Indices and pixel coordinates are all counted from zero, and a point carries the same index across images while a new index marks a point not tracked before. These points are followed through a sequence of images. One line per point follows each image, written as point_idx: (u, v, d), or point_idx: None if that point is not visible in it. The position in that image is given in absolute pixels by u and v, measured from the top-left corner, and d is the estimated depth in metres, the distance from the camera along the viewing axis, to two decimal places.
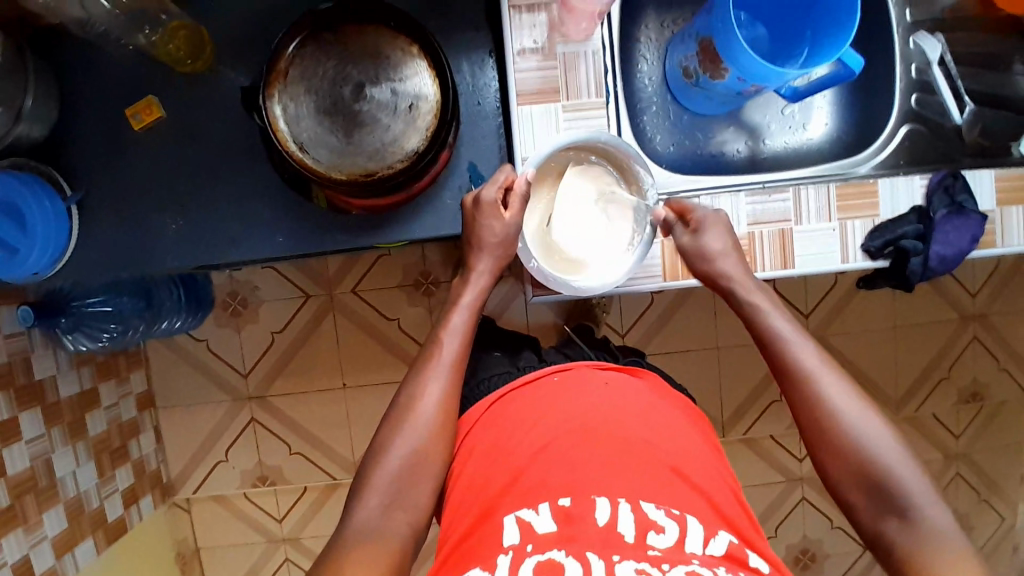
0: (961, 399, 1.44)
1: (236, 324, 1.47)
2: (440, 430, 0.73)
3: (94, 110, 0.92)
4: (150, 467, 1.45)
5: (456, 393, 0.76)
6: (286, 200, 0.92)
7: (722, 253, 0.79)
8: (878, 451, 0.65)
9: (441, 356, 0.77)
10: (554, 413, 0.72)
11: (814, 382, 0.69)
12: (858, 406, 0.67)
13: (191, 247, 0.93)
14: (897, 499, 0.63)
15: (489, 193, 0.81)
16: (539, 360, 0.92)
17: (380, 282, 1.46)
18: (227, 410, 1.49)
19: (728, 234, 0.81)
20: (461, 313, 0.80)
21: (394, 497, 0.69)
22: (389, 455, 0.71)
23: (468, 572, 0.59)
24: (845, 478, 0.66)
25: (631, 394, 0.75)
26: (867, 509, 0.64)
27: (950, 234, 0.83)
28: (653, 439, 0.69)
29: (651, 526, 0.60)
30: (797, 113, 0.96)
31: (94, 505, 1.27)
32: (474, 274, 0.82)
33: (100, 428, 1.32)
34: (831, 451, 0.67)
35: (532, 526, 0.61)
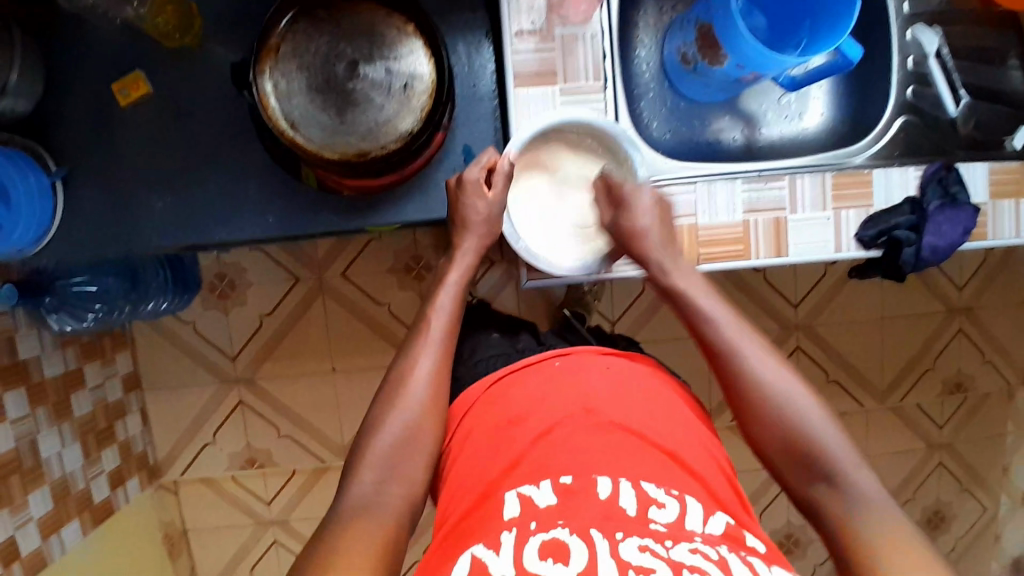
0: (945, 390, 1.45)
1: (223, 306, 1.45)
2: (432, 406, 0.74)
3: (80, 84, 0.89)
4: (136, 449, 1.44)
5: (445, 370, 0.77)
6: (278, 180, 0.91)
7: (648, 226, 0.79)
8: (804, 415, 0.67)
9: (430, 333, 0.78)
10: (550, 400, 0.72)
11: (737, 350, 0.71)
12: (780, 375, 0.69)
13: (180, 225, 0.91)
14: (826, 466, 0.65)
15: (471, 173, 0.82)
16: (539, 343, 0.92)
17: (372, 266, 1.45)
18: (215, 392, 1.48)
19: (653, 199, 0.81)
20: (448, 291, 0.82)
21: (387, 470, 0.69)
22: (383, 432, 0.71)
23: (472, 549, 0.58)
24: (773, 445, 0.68)
25: (630, 378, 0.76)
26: (797, 475, 0.66)
27: (942, 225, 0.83)
28: (650, 423, 0.70)
29: (652, 503, 0.61)
30: (794, 102, 0.96)
31: (80, 486, 1.26)
32: (460, 255, 0.84)
33: (86, 409, 1.30)
34: (756, 416, 0.69)
35: (533, 502, 0.61)
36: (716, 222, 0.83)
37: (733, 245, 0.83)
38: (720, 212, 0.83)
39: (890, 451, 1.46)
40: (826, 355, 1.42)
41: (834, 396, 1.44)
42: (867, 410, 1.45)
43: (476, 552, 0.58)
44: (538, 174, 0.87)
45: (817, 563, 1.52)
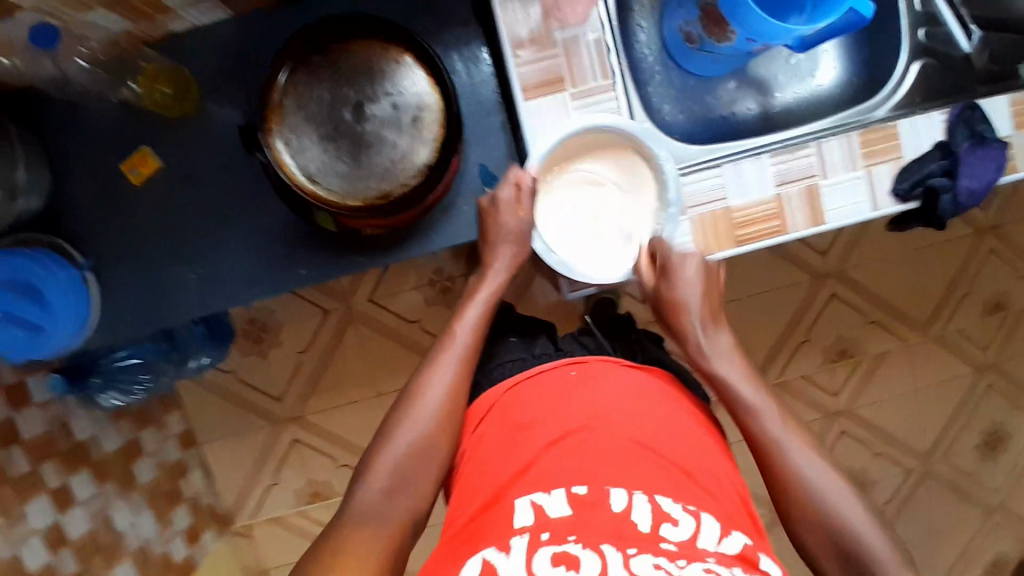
0: (985, 311, 1.45)
1: (260, 350, 1.47)
2: (445, 420, 0.73)
3: (89, 172, 0.89)
4: (204, 502, 1.46)
5: (463, 380, 0.76)
6: (302, 231, 0.90)
7: (691, 299, 0.79)
8: (826, 496, 0.67)
9: (454, 348, 0.77)
10: (568, 409, 0.70)
11: (759, 422, 0.72)
12: (801, 452, 0.70)
13: (215, 294, 0.91)
14: (868, 567, 0.63)
15: (505, 194, 0.81)
16: (557, 347, 0.86)
17: (396, 285, 1.45)
18: (268, 435, 1.49)
19: (702, 270, 0.80)
20: (476, 309, 0.81)
21: (396, 482, 0.69)
22: (396, 441, 0.71)
23: (481, 552, 0.57)
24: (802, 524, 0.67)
25: (651, 393, 0.73)
26: (839, 572, 0.65)
27: (975, 166, 0.81)
28: (669, 439, 0.68)
29: (666, 518, 0.59)
30: (804, 61, 0.94)
31: (157, 551, 1.28)
32: (489, 270, 0.83)
33: (149, 475, 1.32)
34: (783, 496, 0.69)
35: (545, 509, 0.59)
36: (749, 201, 0.82)
37: (770, 221, 0.82)
38: (752, 191, 0.82)
39: (939, 380, 1.45)
40: (861, 297, 1.42)
41: (875, 336, 1.43)
42: (911, 344, 1.44)
43: (487, 556, 0.57)
44: (560, 188, 0.85)
45: (882, 503, 1.48)
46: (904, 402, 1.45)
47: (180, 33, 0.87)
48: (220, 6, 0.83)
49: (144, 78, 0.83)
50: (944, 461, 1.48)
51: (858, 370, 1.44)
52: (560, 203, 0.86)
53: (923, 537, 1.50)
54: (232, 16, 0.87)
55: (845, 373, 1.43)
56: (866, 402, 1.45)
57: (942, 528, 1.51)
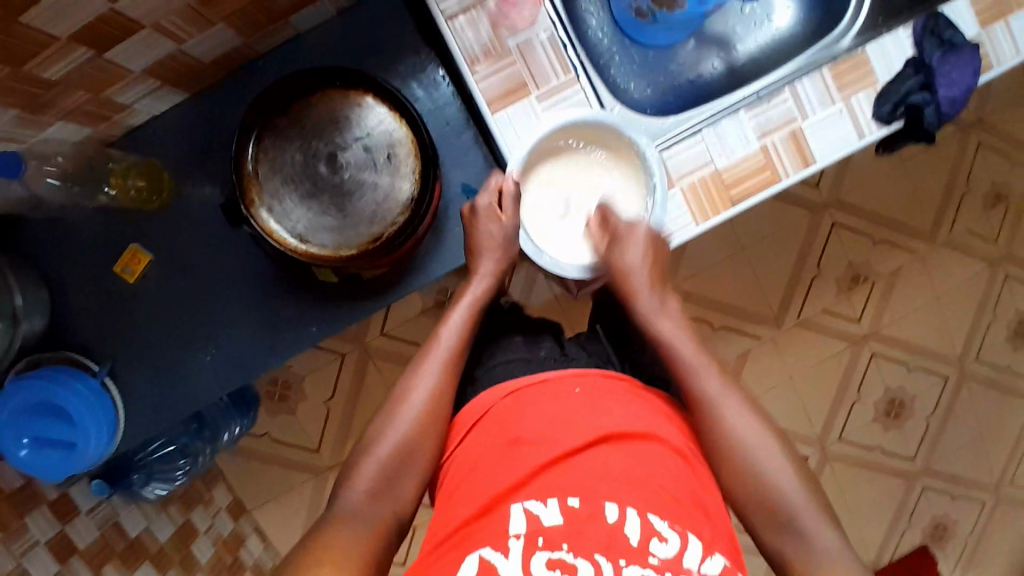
0: (987, 205, 1.44)
1: (289, 407, 1.48)
2: (432, 421, 0.72)
3: (84, 280, 0.89)
4: (268, 566, 1.43)
5: (449, 388, 0.74)
6: (304, 289, 0.90)
7: (638, 268, 0.79)
8: (774, 479, 0.69)
9: (439, 347, 0.77)
10: (572, 424, 0.66)
11: (719, 407, 0.72)
12: (757, 436, 0.71)
13: (235, 369, 0.91)
14: (790, 521, 0.67)
15: (482, 200, 0.80)
16: (562, 351, 0.83)
17: (405, 314, 1.46)
18: (314, 487, 1.49)
19: (649, 242, 0.80)
20: (458, 313, 0.79)
21: (381, 484, 0.69)
22: (384, 443, 0.70)
23: (478, 552, 0.57)
24: (746, 498, 0.69)
25: (648, 409, 0.70)
26: (768, 529, 0.68)
27: (951, 73, 0.80)
28: (667, 457, 0.65)
29: (657, 534, 0.58)
30: (757, 8, 0.94)
31: None
32: (477, 277, 0.81)
33: (208, 552, 1.27)
34: (730, 472, 0.70)
35: (540, 518, 0.58)
36: (735, 158, 0.81)
37: (761, 174, 0.81)
38: (736, 147, 0.81)
39: (957, 283, 1.45)
40: (863, 219, 1.42)
41: (885, 254, 1.43)
42: (922, 254, 1.44)
43: (483, 554, 0.57)
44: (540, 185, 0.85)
45: (928, 416, 1.49)
46: (928, 313, 1.45)
47: (139, 127, 0.87)
48: (173, 89, 0.83)
49: (116, 167, 0.84)
50: (979, 361, 1.49)
51: (876, 292, 1.44)
52: (542, 200, 0.85)
53: (974, 441, 1.51)
54: (186, 96, 0.87)
55: (864, 297, 1.43)
56: (890, 321, 1.45)
57: (992, 427, 1.51)
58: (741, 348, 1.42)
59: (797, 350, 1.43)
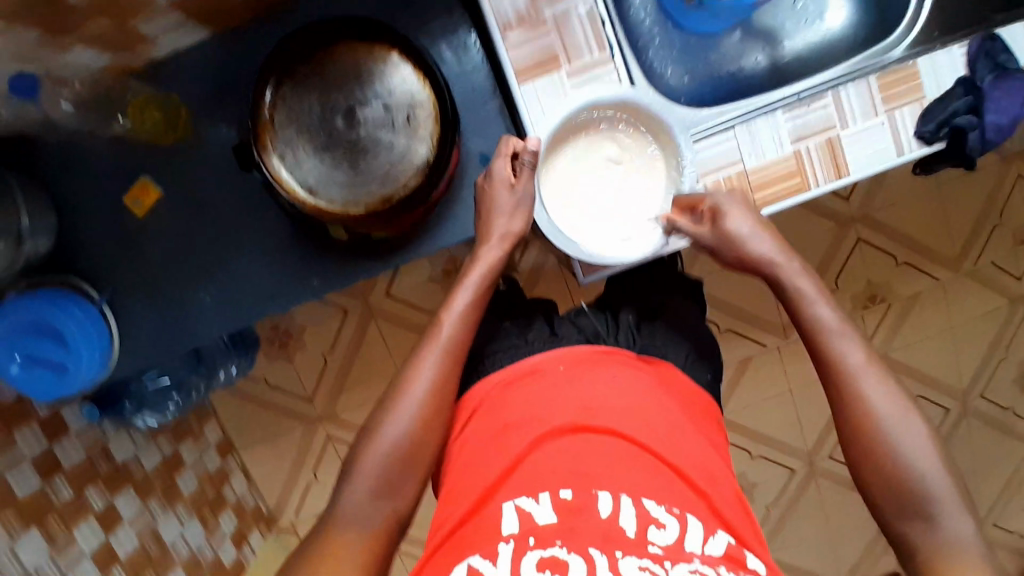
0: (1017, 241, 1.39)
1: (287, 354, 1.46)
2: (431, 420, 0.69)
3: (93, 206, 0.88)
4: (249, 505, 1.46)
5: (450, 382, 0.71)
6: (311, 242, 0.89)
7: (749, 236, 0.72)
8: (913, 458, 0.61)
9: (437, 343, 0.72)
10: (557, 405, 0.66)
11: (887, 427, 0.63)
12: (926, 451, 0.62)
13: (232, 312, 0.90)
14: (924, 505, 0.60)
15: (500, 165, 0.77)
16: (551, 333, 0.80)
17: (411, 279, 1.43)
18: (303, 435, 1.49)
19: (752, 213, 0.74)
20: (466, 294, 0.75)
21: (381, 483, 0.66)
22: (378, 441, 0.67)
23: (467, 560, 0.55)
24: (880, 484, 0.62)
25: (642, 385, 0.69)
26: (897, 512, 0.61)
27: (1000, 100, 0.77)
28: (659, 435, 0.64)
29: (652, 521, 0.55)
30: (810, 5, 0.90)
31: (209, 556, 1.28)
32: (478, 262, 0.76)
33: (193, 485, 1.31)
34: (871, 461, 0.63)
35: (532, 516, 0.56)
36: (764, 161, 0.78)
37: (790, 179, 0.78)
38: (768, 149, 0.78)
39: (973, 316, 1.41)
40: (887, 238, 1.37)
41: (905, 279, 1.39)
42: (942, 282, 1.40)
43: (472, 563, 0.54)
44: (564, 163, 0.82)
45: None
46: (939, 342, 1.42)
47: (162, 58, 0.85)
48: (200, 25, 0.82)
49: (144, 95, 0.85)
50: (983, 398, 1.46)
51: (890, 314, 1.40)
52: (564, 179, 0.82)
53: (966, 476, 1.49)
54: (213, 34, 0.85)
55: (878, 320, 1.40)
56: (901, 346, 1.42)
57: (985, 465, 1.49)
58: (744, 354, 1.39)
59: (802, 363, 1.40)
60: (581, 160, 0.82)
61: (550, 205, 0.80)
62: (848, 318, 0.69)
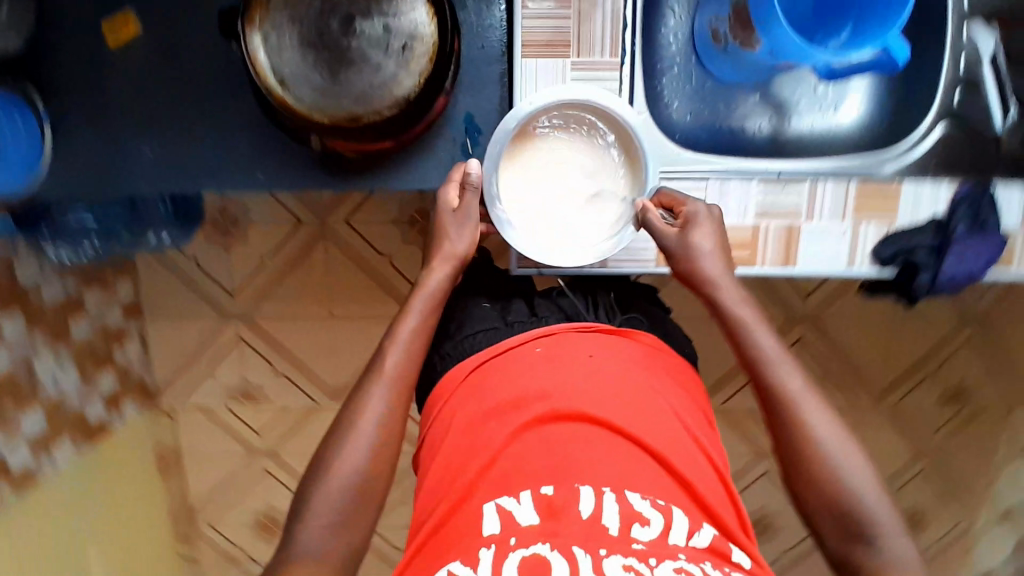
0: (944, 398, 1.40)
1: (226, 243, 1.37)
2: (382, 445, 0.70)
3: (64, 18, 0.84)
4: (134, 373, 1.42)
5: (400, 410, 0.72)
6: (271, 134, 0.85)
7: (708, 254, 0.75)
8: (852, 482, 0.67)
9: (384, 377, 0.73)
10: (530, 392, 0.67)
11: (829, 453, 0.68)
12: (864, 472, 0.68)
13: (167, 175, 0.86)
14: (866, 530, 0.66)
15: (448, 194, 0.78)
16: (531, 313, 0.80)
17: (376, 216, 1.34)
18: (212, 326, 1.42)
19: (717, 230, 0.77)
20: (413, 318, 0.76)
21: (340, 517, 0.68)
22: (330, 478, 0.68)
23: (448, 565, 0.56)
24: (824, 510, 0.68)
25: (618, 365, 0.70)
26: (838, 534, 0.67)
27: (966, 253, 0.80)
28: (633, 417, 0.65)
29: (636, 518, 0.58)
30: (830, 93, 0.89)
31: (75, 408, 1.26)
32: (423, 292, 0.78)
33: (85, 332, 1.29)
34: (815, 489, 0.68)
35: (514, 518, 0.58)
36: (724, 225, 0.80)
37: (739, 250, 0.80)
38: (731, 215, 0.79)
39: (880, 448, 1.44)
40: (833, 347, 1.38)
41: (826, 390, 1.41)
42: (863, 406, 1.42)
43: (452, 568, 0.56)
44: (520, 160, 0.79)
45: None
46: None
47: None
48: None
49: None
50: None
51: None
52: (520, 177, 0.79)
53: None
54: None
55: None
56: None
57: None
58: None
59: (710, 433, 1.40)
60: (536, 157, 0.79)
61: (506, 179, 0.78)
62: (785, 345, 0.75)
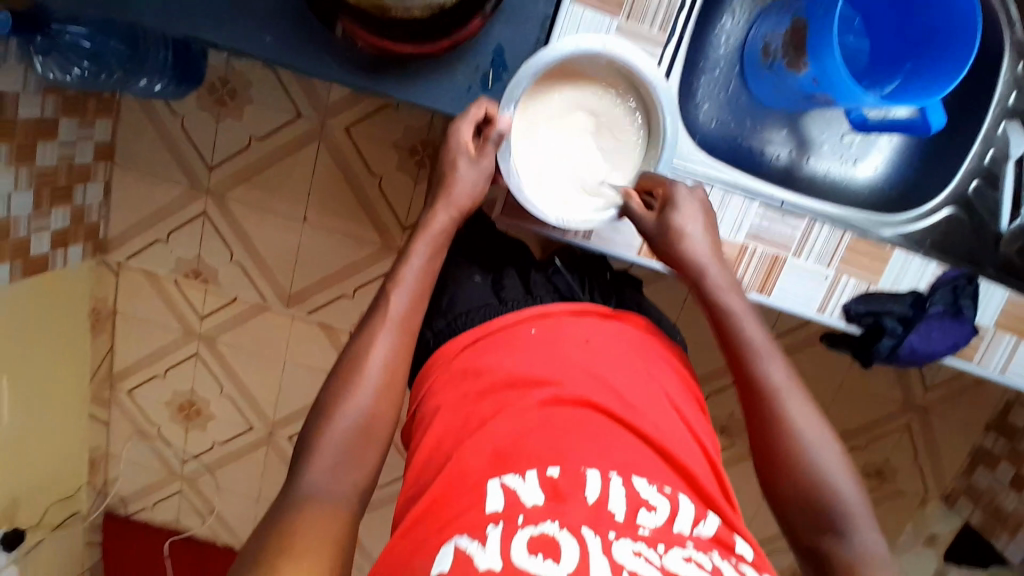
0: (864, 472, 1.40)
1: (218, 112, 1.31)
2: (387, 388, 0.69)
3: None
4: (89, 218, 1.35)
5: (403, 352, 0.71)
6: (299, 2, 0.80)
7: (694, 238, 0.75)
8: (824, 470, 0.67)
9: (389, 321, 0.71)
10: (529, 369, 0.68)
11: (806, 440, 0.68)
12: (837, 461, 0.68)
13: (177, 11, 0.80)
14: (840, 522, 0.65)
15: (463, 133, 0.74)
16: (527, 289, 0.82)
17: (377, 134, 1.30)
18: (182, 194, 1.37)
19: (702, 214, 0.76)
20: (417, 260, 0.75)
21: (342, 458, 0.64)
22: (337, 419, 0.65)
23: (453, 540, 0.53)
24: (796, 498, 0.67)
25: (617, 352, 0.71)
26: (810, 527, 0.66)
27: (932, 332, 0.78)
28: (626, 398, 0.67)
29: (642, 504, 0.57)
30: (855, 145, 0.88)
31: (20, 234, 1.18)
32: (426, 232, 0.76)
33: (50, 160, 1.21)
34: (788, 482, 0.67)
35: (519, 495, 0.56)
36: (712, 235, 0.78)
37: None
38: (724, 227, 0.78)
39: None
40: None
41: None
42: None
43: (459, 543, 0.53)
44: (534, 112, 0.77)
45: None
46: (754, 509, 1.46)
47: None
48: None
49: None
50: None
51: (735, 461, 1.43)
52: (531, 128, 0.77)
53: None
54: None
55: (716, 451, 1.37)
56: None
57: None
58: None
59: None
60: (551, 111, 0.77)
61: (519, 123, 0.76)
62: (772, 337, 0.74)
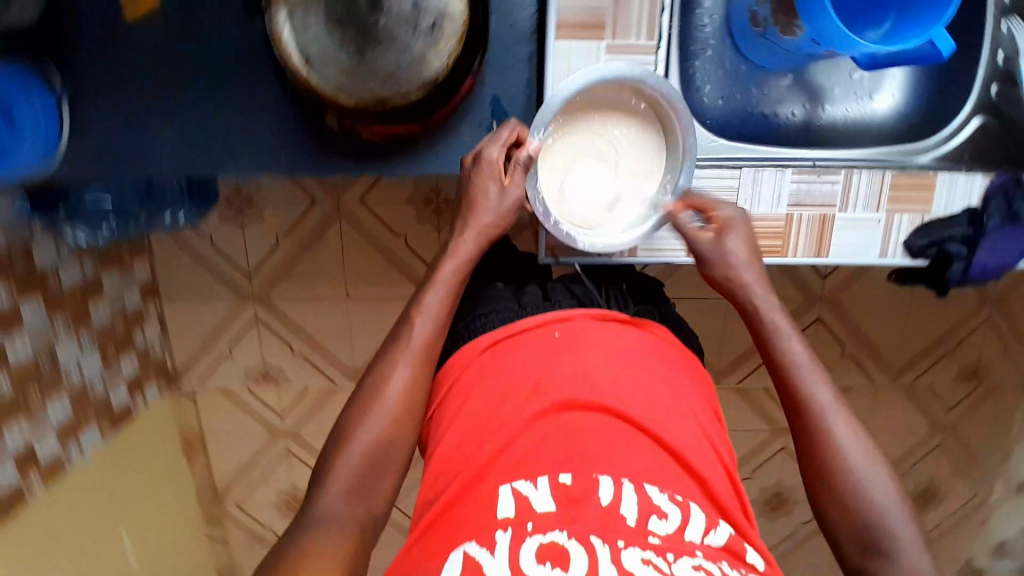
0: (960, 375, 1.40)
1: (240, 222, 1.35)
2: (404, 416, 0.70)
3: None
4: (154, 356, 1.42)
5: (424, 380, 0.72)
6: (293, 112, 0.83)
7: (742, 263, 0.77)
8: (868, 487, 0.67)
9: (410, 347, 0.73)
10: (550, 372, 0.66)
11: (840, 446, 0.68)
12: (881, 482, 0.67)
13: (186, 155, 0.84)
14: (880, 536, 0.65)
15: (492, 152, 0.76)
16: (545, 296, 0.78)
17: (389, 196, 1.33)
18: (230, 308, 1.42)
19: (751, 241, 0.78)
20: (437, 290, 0.75)
21: (355, 483, 0.67)
22: (353, 443, 0.68)
23: (462, 546, 0.55)
24: (842, 523, 0.67)
25: (640, 348, 0.70)
26: (855, 547, 0.66)
27: (998, 244, 0.79)
28: (650, 402, 0.65)
29: (654, 510, 0.57)
30: (866, 80, 0.88)
31: (99, 393, 1.26)
32: (455, 256, 0.77)
33: (104, 317, 1.28)
34: (829, 493, 0.68)
35: (531, 503, 0.57)
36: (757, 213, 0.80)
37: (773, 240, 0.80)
38: (766, 203, 0.79)
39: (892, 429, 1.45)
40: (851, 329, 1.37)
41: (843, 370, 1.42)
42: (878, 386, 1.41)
43: (468, 550, 0.54)
44: (562, 147, 0.78)
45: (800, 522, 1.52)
46: None
47: None
48: None
49: None
50: None
51: None
52: (560, 163, 0.79)
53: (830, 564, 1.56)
54: None
55: None
56: None
57: None
58: None
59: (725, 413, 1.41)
60: (579, 144, 0.79)
61: (548, 156, 0.78)
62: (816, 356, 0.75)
